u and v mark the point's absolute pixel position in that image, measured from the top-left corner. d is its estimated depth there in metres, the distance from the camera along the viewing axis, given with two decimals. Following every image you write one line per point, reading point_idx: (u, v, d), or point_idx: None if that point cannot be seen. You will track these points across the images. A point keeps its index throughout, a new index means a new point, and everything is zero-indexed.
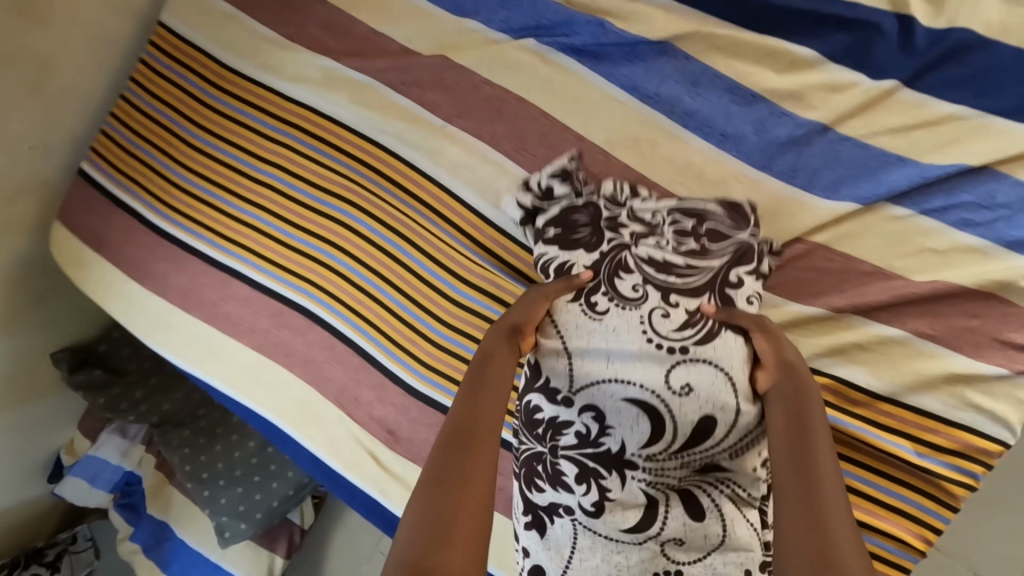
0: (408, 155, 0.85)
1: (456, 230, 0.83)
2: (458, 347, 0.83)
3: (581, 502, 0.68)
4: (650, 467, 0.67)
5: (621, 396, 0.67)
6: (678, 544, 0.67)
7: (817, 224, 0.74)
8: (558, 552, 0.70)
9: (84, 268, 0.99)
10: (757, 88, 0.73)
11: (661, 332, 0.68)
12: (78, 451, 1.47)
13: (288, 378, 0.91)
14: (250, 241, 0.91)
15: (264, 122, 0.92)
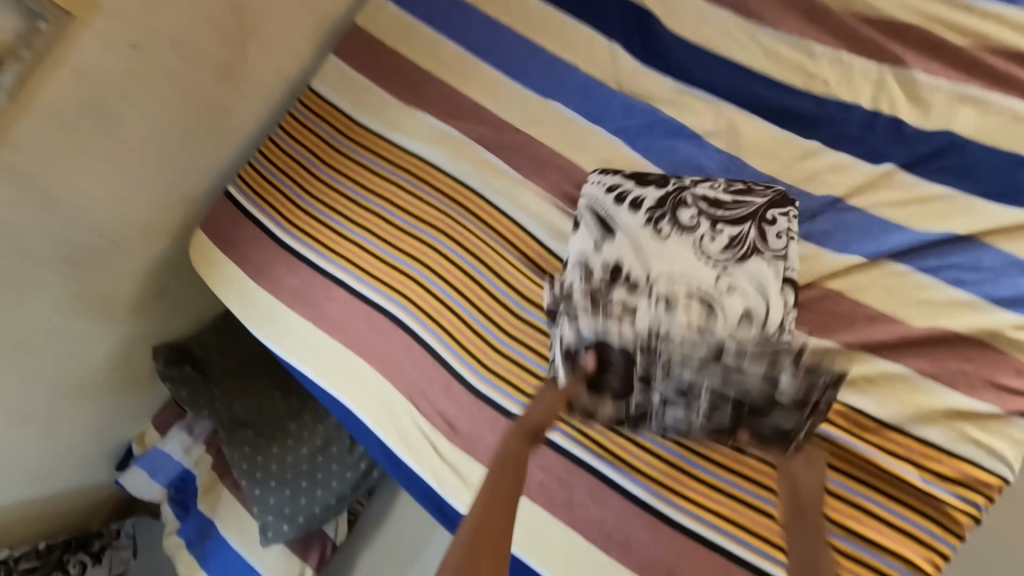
0: (493, 198, 1.06)
1: (525, 260, 1.01)
2: (519, 354, 0.98)
3: (642, 257, 0.85)
4: (698, 245, 0.85)
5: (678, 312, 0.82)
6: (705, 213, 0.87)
7: (831, 272, 0.88)
8: (603, 206, 0.92)
9: (214, 268, 1.21)
10: (772, 171, 0.93)
11: (710, 252, 0.84)
12: (148, 443, 1.62)
13: (368, 371, 1.07)
14: (354, 255, 1.11)
15: (380, 165, 1.15)
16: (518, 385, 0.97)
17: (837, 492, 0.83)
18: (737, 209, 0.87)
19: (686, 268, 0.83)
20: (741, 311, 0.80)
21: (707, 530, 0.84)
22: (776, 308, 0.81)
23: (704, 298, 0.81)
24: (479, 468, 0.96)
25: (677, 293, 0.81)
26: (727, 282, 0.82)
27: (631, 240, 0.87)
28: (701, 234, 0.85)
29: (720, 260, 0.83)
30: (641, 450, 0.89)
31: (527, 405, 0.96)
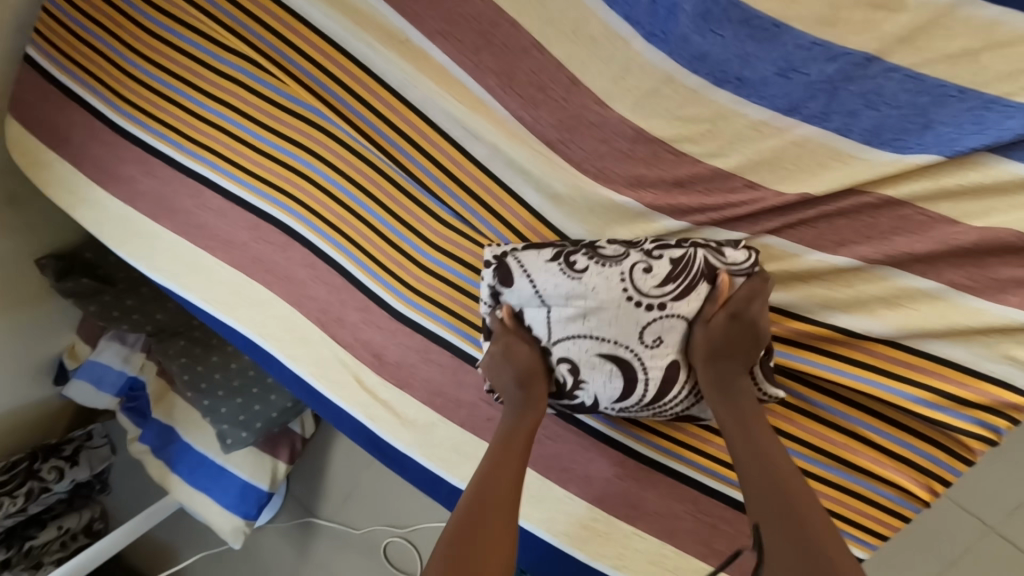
0: (384, 45, 0.72)
1: (441, 143, 0.74)
2: (447, 271, 0.77)
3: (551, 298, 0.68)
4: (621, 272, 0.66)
5: (595, 353, 0.69)
6: (646, 269, 0.65)
7: (863, 177, 0.62)
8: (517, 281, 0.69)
9: (47, 172, 0.91)
10: (778, 16, 0.59)
11: (644, 288, 0.66)
12: (81, 355, 1.48)
13: (269, 295, 0.85)
14: (217, 144, 0.82)
15: (215, 1, 0.78)
16: (448, 307, 0.78)
17: (828, 419, 0.70)
18: (677, 283, 0.66)
19: (608, 317, 0.67)
20: (667, 366, 0.68)
21: (670, 460, 0.76)
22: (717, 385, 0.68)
23: (620, 357, 0.68)
24: (416, 404, 0.82)
25: (580, 354, 0.69)
26: (652, 333, 0.67)
27: (535, 296, 0.69)
28: (633, 264, 0.66)
29: (655, 300, 0.66)
30: None
31: (462, 332, 0.78)
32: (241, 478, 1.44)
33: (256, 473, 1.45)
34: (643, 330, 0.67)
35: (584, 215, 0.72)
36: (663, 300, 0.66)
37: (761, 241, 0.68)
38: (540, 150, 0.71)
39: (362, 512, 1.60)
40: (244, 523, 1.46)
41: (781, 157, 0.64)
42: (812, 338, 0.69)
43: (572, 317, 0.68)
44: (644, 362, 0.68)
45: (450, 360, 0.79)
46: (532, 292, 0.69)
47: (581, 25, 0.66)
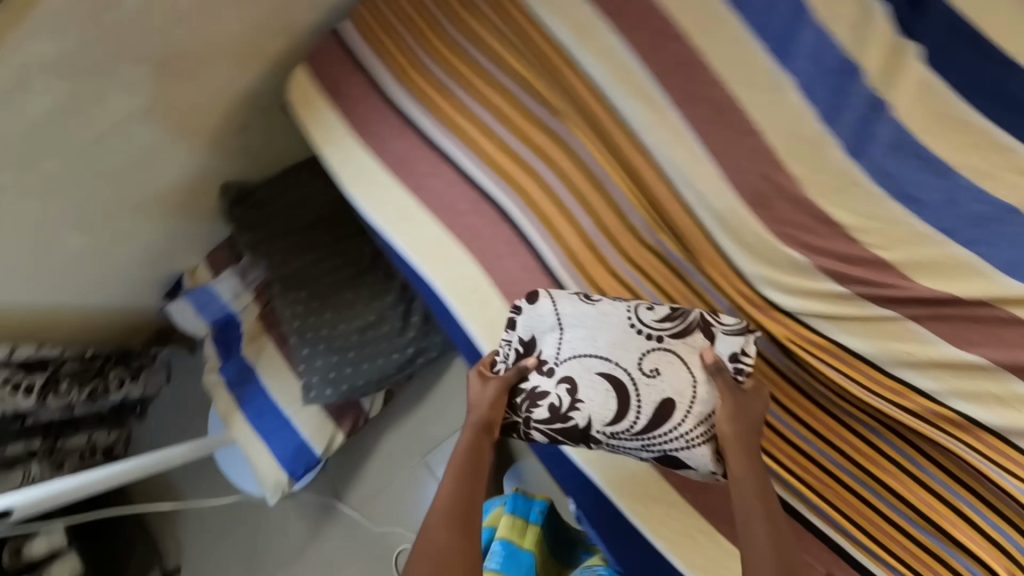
0: (639, 102, 0.94)
1: (658, 183, 0.93)
2: (632, 281, 0.94)
3: (562, 315, 0.88)
4: (628, 308, 0.87)
5: (597, 372, 0.85)
6: (649, 309, 0.88)
7: (998, 295, 0.79)
8: (540, 309, 0.90)
9: (313, 114, 1.11)
10: (952, 162, 0.82)
11: (645, 321, 0.86)
12: (199, 279, 1.60)
13: (466, 260, 1.00)
14: (471, 133, 1.02)
15: (510, 35, 1.01)
16: None
17: (933, 488, 0.83)
18: (674, 324, 0.86)
19: (615, 343, 0.86)
20: (659, 398, 0.83)
21: (790, 496, 0.88)
22: (693, 418, 0.83)
23: (617, 376, 0.85)
24: None
25: (584, 372, 0.86)
26: (649, 364, 0.85)
27: (554, 321, 0.89)
28: (637, 305, 0.88)
29: (654, 332, 0.86)
30: None
31: None
32: (301, 435, 1.50)
33: (316, 435, 1.50)
34: (642, 358, 0.85)
35: (771, 260, 0.87)
36: (659, 334, 0.85)
37: (904, 325, 0.83)
38: (740, 209, 0.89)
39: (389, 508, 1.63)
40: (287, 482, 1.48)
41: (936, 265, 0.82)
42: (938, 417, 0.82)
43: (581, 339, 0.87)
44: (638, 385, 0.84)
45: None
46: (552, 314, 0.89)
47: (801, 127, 0.88)
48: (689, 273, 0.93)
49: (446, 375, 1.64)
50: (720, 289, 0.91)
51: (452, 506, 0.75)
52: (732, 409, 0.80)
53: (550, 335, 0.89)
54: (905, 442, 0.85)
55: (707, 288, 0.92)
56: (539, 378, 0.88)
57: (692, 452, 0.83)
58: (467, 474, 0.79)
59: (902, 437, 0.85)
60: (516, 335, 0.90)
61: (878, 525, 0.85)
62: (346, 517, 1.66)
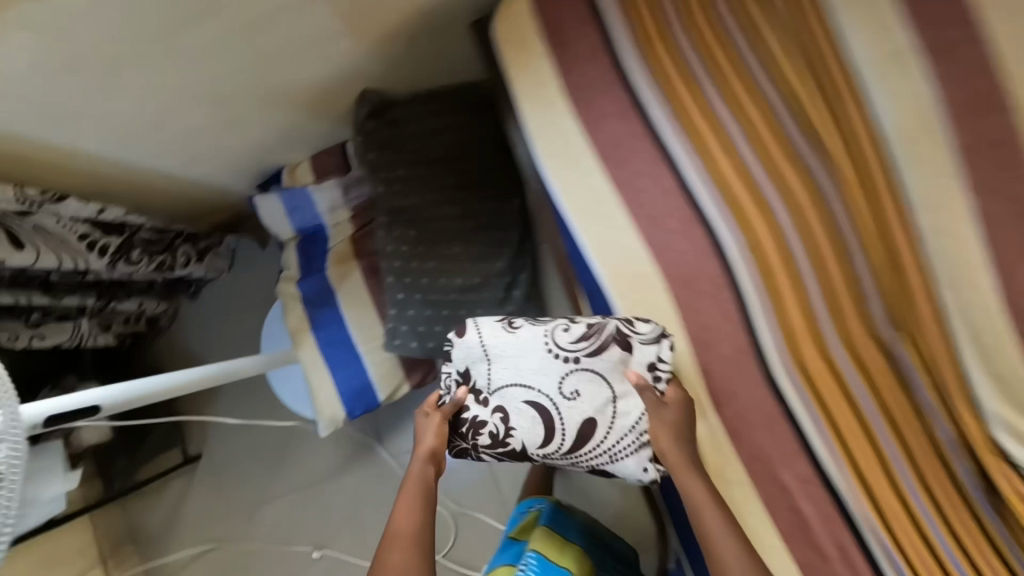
0: (934, 171, 0.74)
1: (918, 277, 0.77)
2: (845, 372, 0.83)
3: (490, 343, 0.92)
4: (545, 329, 0.91)
5: (523, 400, 0.90)
6: (565, 330, 0.90)
7: None
8: (470, 344, 0.93)
9: (522, 58, 0.93)
10: None
11: (561, 344, 0.89)
12: (297, 178, 1.45)
13: (658, 287, 0.88)
14: (710, 143, 0.85)
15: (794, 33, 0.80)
16: (823, 400, 0.83)
17: None
18: (589, 343, 0.88)
19: (535, 369, 0.89)
20: (585, 420, 0.88)
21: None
22: (616, 435, 0.87)
23: (542, 404, 0.89)
24: (725, 451, 0.87)
25: (513, 400, 0.90)
26: (571, 387, 0.89)
27: (483, 353, 0.92)
28: (554, 327, 0.91)
29: (571, 355, 0.89)
30: (933, 561, 0.79)
31: (820, 428, 0.83)
32: (368, 376, 1.41)
33: (384, 381, 1.42)
34: (564, 381, 0.89)
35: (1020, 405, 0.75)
36: (579, 357, 0.88)
37: None
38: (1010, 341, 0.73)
39: None
40: (343, 418, 1.42)
41: None
42: None
43: (512, 369, 0.91)
44: (561, 410, 0.89)
45: (790, 440, 0.84)
46: (479, 344, 0.92)
47: None
48: (917, 389, 0.81)
49: None
50: (948, 419, 0.80)
51: (421, 530, 0.78)
52: (666, 425, 0.82)
53: (479, 365, 0.92)
54: None
55: (934, 413, 0.80)
56: (477, 406, 0.92)
57: (619, 464, 0.88)
58: (424, 501, 0.81)
59: None
60: (454, 365, 0.94)
61: None
62: (382, 464, 1.61)
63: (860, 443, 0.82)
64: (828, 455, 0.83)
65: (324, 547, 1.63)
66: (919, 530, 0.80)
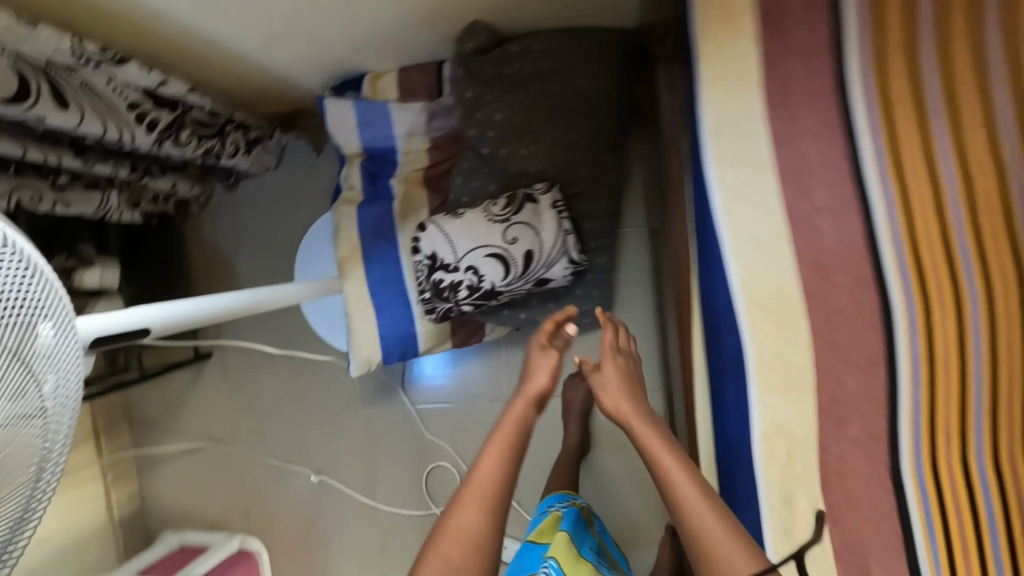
0: None
1: None
2: (986, 508, 0.67)
3: (446, 228, 1.18)
4: (481, 208, 1.19)
5: (483, 255, 1.17)
6: (494, 204, 1.19)
7: None
8: (433, 237, 1.18)
9: (714, 36, 0.79)
10: None
11: (494, 212, 1.18)
12: (380, 91, 1.27)
13: (801, 345, 0.78)
14: (913, 196, 0.66)
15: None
16: (948, 525, 0.70)
17: None
18: (512, 206, 1.17)
19: (483, 233, 1.17)
20: (526, 249, 1.17)
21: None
22: (551, 252, 1.18)
23: (498, 253, 1.17)
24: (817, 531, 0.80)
25: (475, 258, 1.17)
26: (510, 235, 1.16)
27: (441, 235, 1.18)
28: (487, 205, 1.19)
29: (504, 218, 1.17)
30: None
31: (934, 550, 0.72)
32: (414, 327, 1.31)
33: (430, 335, 1.32)
34: (504, 233, 1.17)
35: None
36: (507, 216, 1.17)
37: None
38: None
39: (448, 423, 1.54)
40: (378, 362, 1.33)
41: None
42: None
43: (466, 239, 1.17)
44: (510, 251, 1.17)
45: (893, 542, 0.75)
46: (436, 232, 1.18)
47: None
48: None
49: (583, 336, 1.46)
50: None
51: (499, 488, 0.81)
52: (621, 384, 0.90)
53: (442, 246, 1.18)
54: None
55: None
56: (451, 274, 1.18)
57: (556, 270, 1.20)
58: (510, 453, 0.84)
59: None
60: (422, 251, 1.20)
61: None
62: (402, 408, 1.56)
63: None
64: None
65: (324, 474, 1.60)
66: None
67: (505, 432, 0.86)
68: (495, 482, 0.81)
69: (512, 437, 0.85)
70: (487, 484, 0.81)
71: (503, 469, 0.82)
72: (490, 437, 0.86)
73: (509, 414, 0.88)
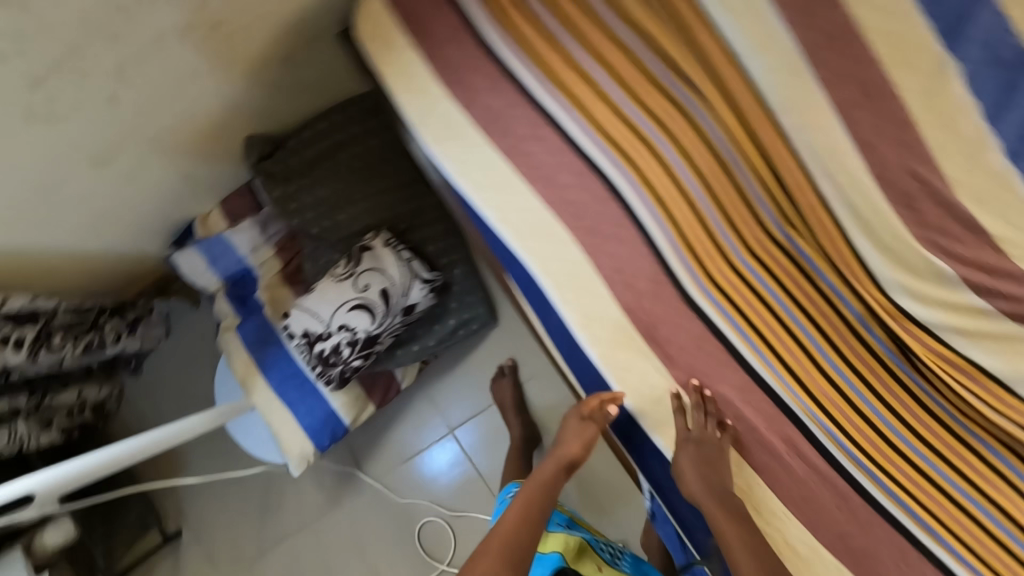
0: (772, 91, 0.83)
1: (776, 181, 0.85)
2: (755, 278, 0.85)
3: (307, 304, 1.30)
4: (329, 274, 1.32)
5: (345, 310, 1.28)
6: (339, 266, 1.32)
7: None
8: (299, 316, 1.30)
9: (387, 51, 0.94)
10: None
11: (340, 271, 1.31)
12: (212, 227, 1.42)
13: (567, 239, 0.89)
14: (582, 96, 0.88)
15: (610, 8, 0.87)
16: (744, 312, 0.85)
17: None
18: (353, 260, 1.31)
19: (338, 293, 1.29)
20: (379, 288, 1.28)
21: (859, 473, 0.83)
22: (402, 280, 1.30)
23: (357, 302, 1.28)
24: (668, 382, 0.88)
25: (340, 316, 1.28)
26: (360, 284, 1.29)
27: (305, 312, 1.30)
28: (333, 269, 1.32)
29: (350, 272, 1.30)
30: (906, 467, 0.82)
31: (750, 341, 0.85)
32: (331, 405, 1.39)
33: (348, 407, 1.40)
34: (354, 284, 1.29)
35: (904, 266, 0.82)
36: (353, 269, 1.30)
37: None
38: (880, 211, 0.81)
39: (410, 481, 1.57)
40: (313, 452, 1.39)
41: None
42: None
43: (327, 304, 1.29)
44: (366, 296, 1.28)
45: (720, 353, 0.86)
46: (300, 311, 1.30)
47: (944, 143, 0.78)
48: (822, 277, 0.84)
49: (486, 342, 1.56)
50: (852, 293, 0.84)
51: (525, 530, 0.88)
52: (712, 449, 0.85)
53: (310, 319, 1.30)
54: None
55: (838, 292, 0.84)
56: (327, 339, 1.29)
57: (416, 293, 1.32)
58: (535, 502, 0.92)
59: None
60: (296, 333, 1.31)
61: None
62: (367, 488, 1.58)
63: (786, 347, 0.84)
64: (761, 359, 0.85)
65: None
66: (892, 448, 0.83)
67: (538, 487, 0.95)
68: (525, 523, 0.89)
69: (542, 489, 0.94)
70: (516, 520, 0.89)
71: (535, 512, 0.91)
72: (519, 493, 0.95)
73: (540, 475, 0.97)
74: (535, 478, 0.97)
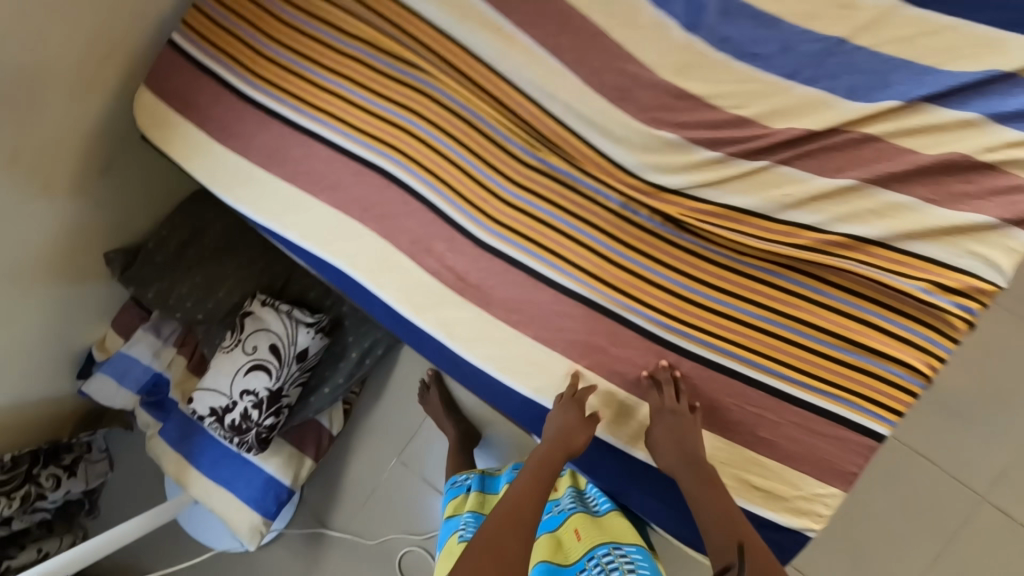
0: (479, 44, 0.93)
1: (515, 116, 0.95)
2: (527, 203, 0.94)
3: (207, 383, 1.37)
4: (220, 350, 1.39)
5: (242, 376, 1.34)
6: (228, 338, 1.39)
7: (827, 126, 0.82)
8: (204, 396, 1.37)
9: (175, 133, 1.08)
10: (775, 12, 0.83)
11: (229, 343, 1.38)
12: (110, 347, 1.49)
13: (364, 231, 0.99)
14: (334, 109, 0.99)
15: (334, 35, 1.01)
16: (528, 236, 0.93)
17: (858, 316, 0.85)
18: (238, 328, 1.38)
19: (231, 362, 1.35)
20: (266, 345, 1.34)
21: (665, 332, 0.91)
22: (285, 331, 1.35)
23: (249, 365, 1.34)
24: (493, 321, 0.96)
25: (239, 383, 1.34)
26: (248, 348, 1.35)
27: (208, 390, 1.37)
28: (223, 343, 1.39)
29: (237, 340, 1.36)
30: (706, 313, 0.90)
31: (542, 258, 0.93)
32: (266, 472, 1.43)
33: (284, 469, 1.44)
34: (243, 349, 1.35)
35: (640, 148, 0.90)
36: (239, 337, 1.36)
37: (777, 171, 0.86)
38: (605, 109, 0.91)
39: (375, 521, 1.58)
40: (261, 522, 1.42)
41: (789, 109, 0.84)
42: (877, 258, 0.84)
43: (224, 376, 1.36)
44: (256, 357, 1.34)
45: (524, 279, 0.94)
46: (203, 391, 1.37)
47: (632, 37, 0.88)
48: (581, 182, 0.93)
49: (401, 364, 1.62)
50: (608, 186, 0.93)
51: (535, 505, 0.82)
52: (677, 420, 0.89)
53: (214, 396, 1.36)
54: (837, 280, 0.86)
55: (595, 189, 0.93)
56: (235, 408, 1.35)
57: (304, 339, 1.36)
58: (542, 480, 0.86)
59: (830, 274, 0.86)
60: (207, 413, 1.37)
61: (833, 371, 0.86)
62: (338, 541, 1.60)
63: (574, 251, 0.92)
64: (558, 271, 0.92)
65: None
66: (690, 301, 0.90)
67: (543, 461, 0.88)
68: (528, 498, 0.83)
69: (543, 465, 0.88)
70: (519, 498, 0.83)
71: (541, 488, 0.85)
72: (525, 469, 0.89)
73: (541, 450, 0.91)
74: (537, 456, 0.90)
